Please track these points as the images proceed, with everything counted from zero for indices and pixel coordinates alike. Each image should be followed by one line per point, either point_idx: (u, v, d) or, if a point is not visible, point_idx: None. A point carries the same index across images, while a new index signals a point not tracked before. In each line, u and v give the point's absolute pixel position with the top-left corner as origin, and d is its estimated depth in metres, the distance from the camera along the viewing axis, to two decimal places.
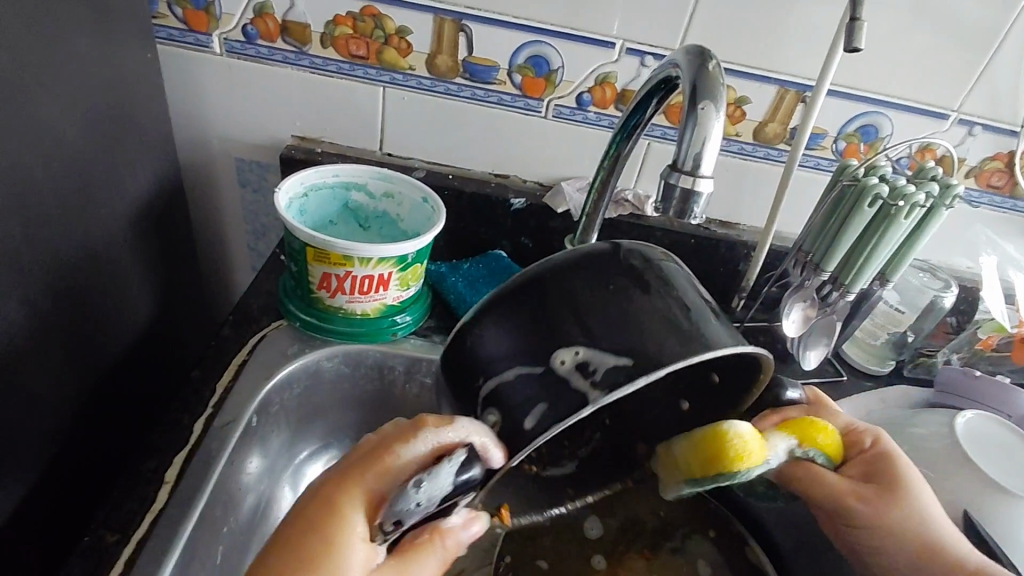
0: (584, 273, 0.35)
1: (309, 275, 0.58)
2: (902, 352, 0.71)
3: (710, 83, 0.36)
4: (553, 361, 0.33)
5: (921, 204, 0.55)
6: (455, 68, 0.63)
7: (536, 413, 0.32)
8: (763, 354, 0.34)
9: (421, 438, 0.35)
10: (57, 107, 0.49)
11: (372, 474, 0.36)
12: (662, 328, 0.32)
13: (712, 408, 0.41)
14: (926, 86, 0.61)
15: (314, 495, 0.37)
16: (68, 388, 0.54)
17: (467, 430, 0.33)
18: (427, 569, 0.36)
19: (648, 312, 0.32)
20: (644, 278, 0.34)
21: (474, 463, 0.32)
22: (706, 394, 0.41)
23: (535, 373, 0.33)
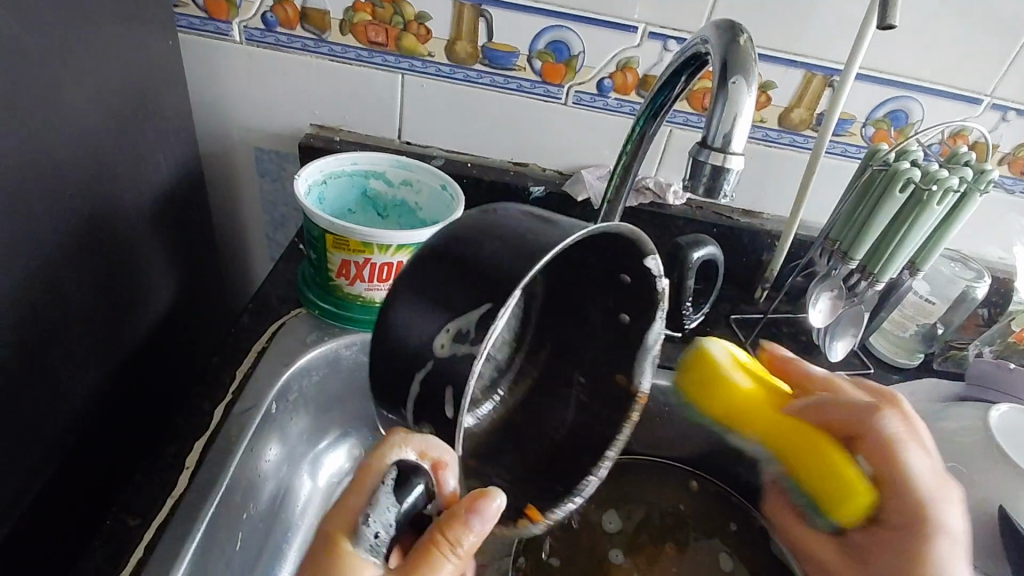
0: (439, 254, 0.32)
1: (328, 262, 0.58)
2: (932, 345, 0.69)
3: (740, 58, 0.35)
4: (433, 350, 0.30)
5: (955, 189, 0.54)
6: (474, 54, 0.62)
7: (450, 398, 0.30)
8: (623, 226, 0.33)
9: (388, 450, 0.34)
10: (80, 92, 0.49)
11: (351, 497, 0.35)
12: (511, 257, 0.30)
13: (639, 307, 0.38)
14: (959, 69, 0.59)
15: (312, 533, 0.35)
16: (91, 374, 0.54)
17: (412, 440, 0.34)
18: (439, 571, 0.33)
19: (513, 247, 0.31)
20: (486, 232, 0.32)
21: (421, 479, 0.34)
22: (614, 256, 0.36)
23: (428, 369, 0.30)
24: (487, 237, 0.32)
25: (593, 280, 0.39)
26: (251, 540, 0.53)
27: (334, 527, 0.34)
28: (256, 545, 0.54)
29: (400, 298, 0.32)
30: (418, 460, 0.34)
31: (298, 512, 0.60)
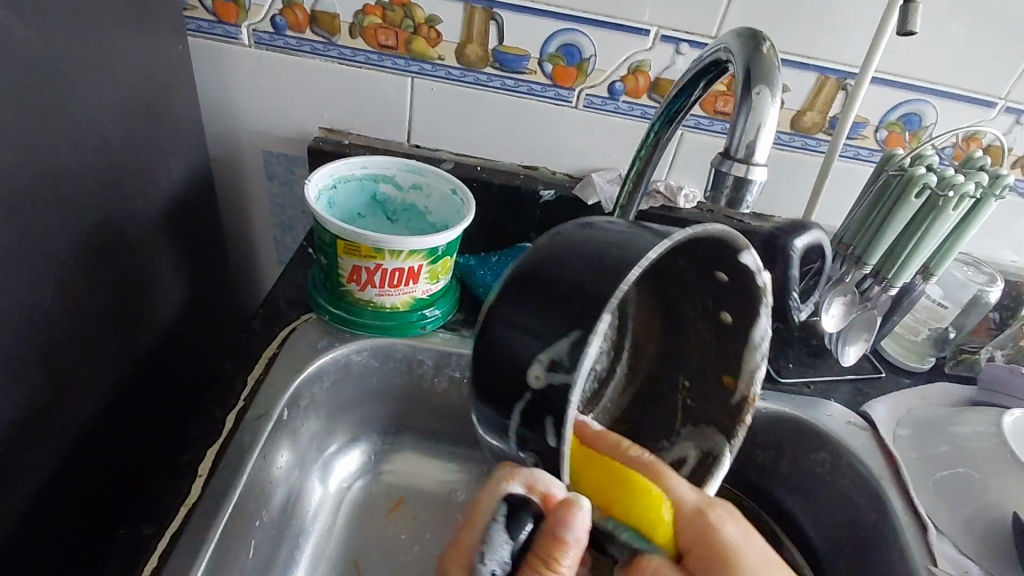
0: (532, 273, 0.34)
1: (339, 267, 0.58)
2: (943, 348, 0.68)
3: (765, 68, 0.35)
4: (528, 379, 0.33)
5: (971, 194, 0.54)
6: (484, 58, 0.62)
7: (552, 431, 0.33)
8: (720, 227, 0.35)
9: (496, 487, 0.37)
10: (91, 98, 0.49)
11: (464, 533, 0.38)
12: (599, 275, 0.32)
13: (741, 306, 0.41)
14: (973, 72, 0.59)
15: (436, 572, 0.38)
16: (102, 381, 0.54)
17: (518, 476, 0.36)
18: None
19: (594, 265, 0.33)
20: (568, 248, 0.35)
21: (529, 515, 0.36)
22: (708, 255, 0.39)
23: (527, 401, 0.33)
24: (572, 251, 0.34)
25: (688, 278, 0.43)
26: (263, 546, 0.53)
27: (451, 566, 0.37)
28: (268, 551, 0.54)
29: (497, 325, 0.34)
30: (527, 495, 0.36)
31: (308, 517, 0.60)
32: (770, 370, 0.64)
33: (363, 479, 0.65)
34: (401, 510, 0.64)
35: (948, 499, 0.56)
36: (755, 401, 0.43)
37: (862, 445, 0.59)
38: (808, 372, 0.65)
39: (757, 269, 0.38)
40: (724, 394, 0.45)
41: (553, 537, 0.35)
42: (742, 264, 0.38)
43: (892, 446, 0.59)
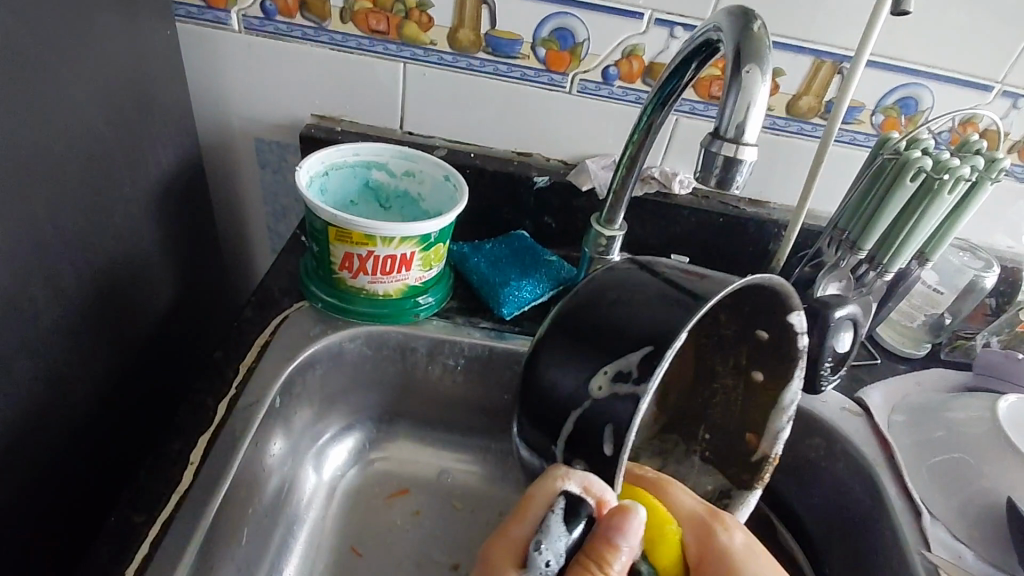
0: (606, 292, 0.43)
1: (331, 255, 0.57)
2: (939, 335, 0.68)
3: (754, 46, 0.35)
4: (591, 390, 0.40)
5: (967, 177, 0.53)
6: (477, 43, 0.61)
7: (609, 438, 0.39)
8: (771, 278, 0.41)
9: (551, 484, 0.40)
10: (78, 84, 0.49)
11: (512, 528, 0.40)
12: (670, 311, 0.39)
13: (775, 367, 0.48)
14: (971, 55, 0.58)
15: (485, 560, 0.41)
16: (92, 369, 0.54)
17: (571, 476, 0.39)
18: None
19: (664, 302, 0.40)
20: (636, 286, 0.42)
21: (582, 513, 0.39)
22: (758, 313, 0.46)
23: (585, 408, 0.40)
24: (643, 286, 0.42)
25: (724, 335, 0.50)
26: (256, 535, 0.53)
27: (501, 559, 0.39)
28: (261, 539, 0.54)
29: (557, 356, 0.42)
30: (583, 494, 0.39)
31: (302, 505, 0.60)
32: None
33: (356, 468, 0.65)
34: (405, 499, 0.64)
35: (941, 484, 0.56)
36: (773, 460, 0.51)
37: (856, 430, 0.59)
38: None
39: (801, 331, 0.45)
40: (747, 451, 0.52)
41: (604, 538, 0.38)
42: (790, 323, 0.45)
43: (886, 432, 0.59)
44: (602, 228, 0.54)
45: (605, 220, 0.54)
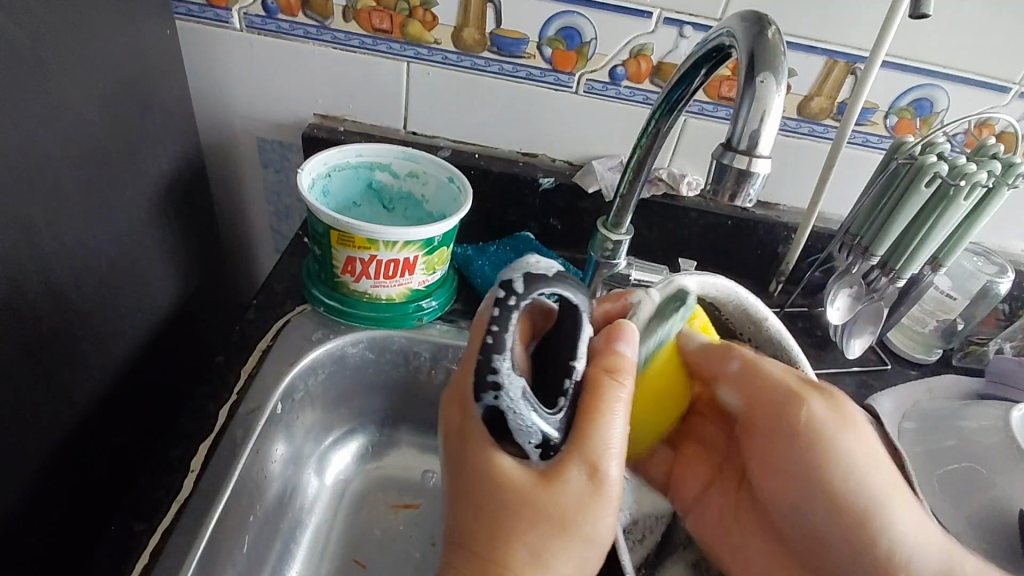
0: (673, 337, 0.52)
1: (333, 258, 0.56)
2: (951, 341, 0.67)
3: (769, 53, 0.33)
4: (508, 294, 0.36)
5: (983, 183, 0.52)
6: (481, 42, 0.60)
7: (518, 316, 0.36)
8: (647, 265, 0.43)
9: (479, 328, 0.37)
10: (75, 87, 0.48)
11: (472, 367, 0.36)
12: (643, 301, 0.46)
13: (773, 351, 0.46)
14: (992, 55, 0.56)
15: (462, 461, 0.36)
16: (92, 375, 0.54)
17: (499, 323, 0.36)
18: (614, 428, 0.36)
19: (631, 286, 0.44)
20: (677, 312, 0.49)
21: (502, 346, 0.35)
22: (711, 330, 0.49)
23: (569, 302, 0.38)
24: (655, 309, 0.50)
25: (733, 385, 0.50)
26: (258, 541, 0.53)
27: (470, 408, 0.36)
28: (263, 544, 0.53)
29: None
30: (504, 333, 0.36)
31: (305, 510, 0.59)
32: None
33: (360, 472, 0.64)
34: (411, 510, 0.63)
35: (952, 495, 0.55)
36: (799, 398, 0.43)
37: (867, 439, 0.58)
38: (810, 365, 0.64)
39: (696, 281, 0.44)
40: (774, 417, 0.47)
41: (599, 378, 0.37)
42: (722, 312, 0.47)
43: (897, 440, 0.58)
44: (608, 233, 0.52)
45: (612, 225, 0.52)
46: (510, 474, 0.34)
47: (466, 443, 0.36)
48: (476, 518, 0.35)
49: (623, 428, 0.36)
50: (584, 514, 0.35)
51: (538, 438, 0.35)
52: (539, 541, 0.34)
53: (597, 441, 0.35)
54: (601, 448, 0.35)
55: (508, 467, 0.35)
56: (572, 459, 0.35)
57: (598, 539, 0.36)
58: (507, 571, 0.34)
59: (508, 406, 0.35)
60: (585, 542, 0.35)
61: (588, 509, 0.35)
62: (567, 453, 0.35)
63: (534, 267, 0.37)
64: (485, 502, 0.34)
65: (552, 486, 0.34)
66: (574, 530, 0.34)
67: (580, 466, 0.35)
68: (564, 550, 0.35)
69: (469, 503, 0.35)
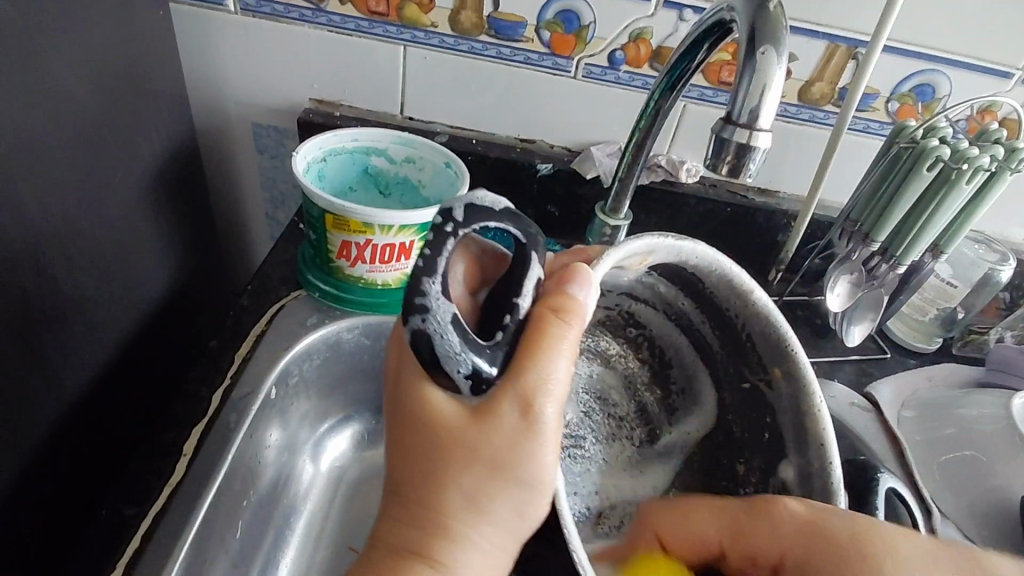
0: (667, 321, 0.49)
1: (328, 243, 0.56)
2: (951, 329, 0.67)
3: (770, 25, 0.33)
4: (447, 220, 0.33)
5: (986, 167, 0.51)
6: (479, 25, 0.59)
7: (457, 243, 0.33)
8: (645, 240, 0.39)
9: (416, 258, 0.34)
10: (68, 67, 0.47)
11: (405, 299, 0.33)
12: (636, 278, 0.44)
13: (772, 350, 0.44)
14: (996, 40, 0.56)
15: (398, 400, 0.34)
16: (83, 358, 0.53)
17: (434, 247, 0.33)
18: (553, 366, 0.33)
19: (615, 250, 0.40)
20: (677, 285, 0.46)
21: (434, 270, 0.32)
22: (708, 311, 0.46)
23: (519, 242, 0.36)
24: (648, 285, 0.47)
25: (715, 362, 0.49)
26: (251, 527, 0.52)
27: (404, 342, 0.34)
28: (256, 531, 0.53)
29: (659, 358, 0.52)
30: (438, 257, 0.32)
31: (299, 496, 0.59)
32: None
33: (355, 459, 0.64)
34: None
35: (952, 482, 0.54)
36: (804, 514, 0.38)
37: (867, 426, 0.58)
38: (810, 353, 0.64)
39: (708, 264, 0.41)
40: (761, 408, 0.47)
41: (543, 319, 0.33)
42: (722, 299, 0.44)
43: (896, 428, 0.58)
44: (606, 218, 0.52)
45: (609, 210, 0.51)
46: (441, 410, 0.33)
47: (403, 380, 0.35)
48: (409, 462, 0.33)
49: (566, 365, 0.33)
50: (519, 454, 0.32)
51: (468, 369, 0.32)
52: (471, 484, 0.32)
53: (535, 377, 0.32)
54: (539, 385, 0.32)
55: (439, 401, 0.33)
56: (505, 395, 0.32)
57: (538, 483, 0.33)
58: (438, 515, 0.32)
59: (436, 329, 0.31)
60: (522, 486, 0.33)
61: (520, 448, 0.32)
62: (499, 390, 0.32)
63: (482, 199, 0.35)
64: (415, 441, 0.33)
65: (482, 423, 0.32)
66: (506, 470, 0.32)
67: (515, 404, 0.32)
68: (498, 492, 0.32)
69: (402, 444, 0.33)
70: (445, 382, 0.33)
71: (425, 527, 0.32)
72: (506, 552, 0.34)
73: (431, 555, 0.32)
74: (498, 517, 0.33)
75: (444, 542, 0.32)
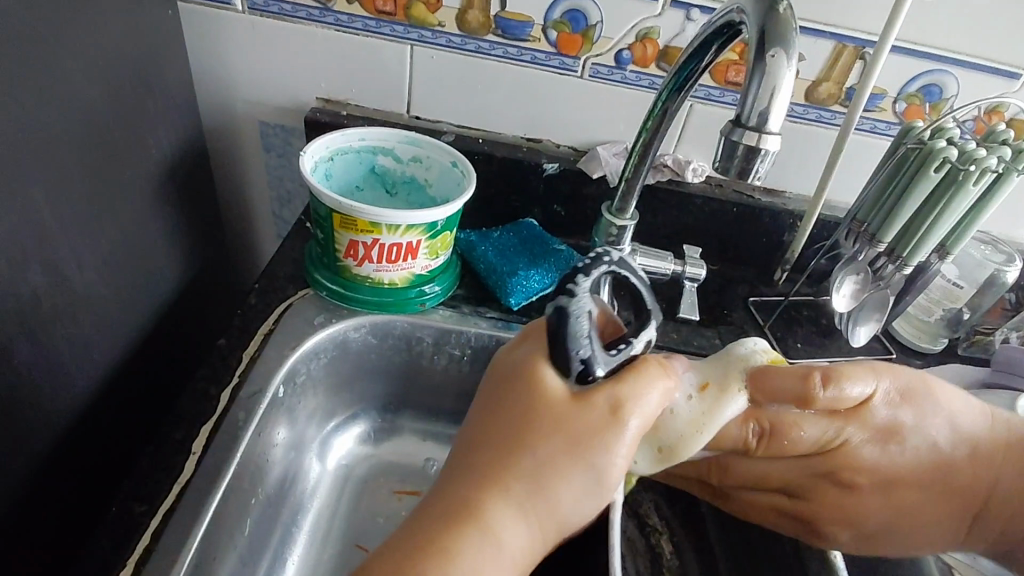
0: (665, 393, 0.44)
1: (335, 242, 0.56)
2: (956, 330, 0.67)
3: (781, 27, 0.33)
4: (608, 255, 0.39)
5: (993, 169, 0.52)
6: (486, 24, 0.59)
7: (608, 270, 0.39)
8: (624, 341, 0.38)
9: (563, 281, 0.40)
10: (78, 67, 0.47)
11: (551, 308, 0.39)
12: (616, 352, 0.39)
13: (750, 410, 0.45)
14: (1004, 41, 0.56)
15: (504, 368, 0.38)
16: (93, 357, 0.53)
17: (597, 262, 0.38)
18: (649, 391, 0.36)
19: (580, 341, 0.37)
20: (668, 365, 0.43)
21: (586, 274, 0.38)
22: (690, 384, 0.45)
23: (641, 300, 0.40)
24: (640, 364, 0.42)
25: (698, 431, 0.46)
26: (259, 524, 0.53)
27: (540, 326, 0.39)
28: (264, 529, 0.53)
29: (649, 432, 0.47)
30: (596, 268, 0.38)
31: (306, 494, 0.59)
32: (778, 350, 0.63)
33: (362, 458, 0.64)
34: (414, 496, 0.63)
35: None
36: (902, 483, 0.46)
37: None
38: (816, 353, 0.64)
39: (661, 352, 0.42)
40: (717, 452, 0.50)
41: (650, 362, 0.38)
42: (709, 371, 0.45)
43: None
44: (613, 218, 0.52)
45: (616, 210, 0.51)
46: (541, 384, 0.36)
47: (514, 352, 0.38)
48: (497, 423, 0.36)
49: (657, 399, 0.37)
50: (599, 445, 0.35)
51: (585, 356, 0.36)
52: (552, 457, 0.34)
53: (631, 386, 0.36)
54: (633, 396, 0.36)
55: (548, 376, 0.36)
56: (604, 391, 0.36)
57: (605, 482, 0.35)
58: (510, 470, 0.34)
59: (574, 311, 0.36)
60: (592, 478, 0.35)
61: (604, 440, 0.35)
62: (602, 385, 0.36)
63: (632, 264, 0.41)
64: (512, 405, 0.36)
65: (580, 407, 0.35)
66: (586, 454, 0.35)
67: (611, 403, 0.36)
68: (568, 475, 0.34)
69: (499, 403, 0.36)
70: (561, 366, 0.36)
71: (488, 480, 0.34)
72: (543, 546, 0.35)
73: (483, 517, 0.33)
74: (558, 499, 0.34)
75: (499, 495, 0.34)
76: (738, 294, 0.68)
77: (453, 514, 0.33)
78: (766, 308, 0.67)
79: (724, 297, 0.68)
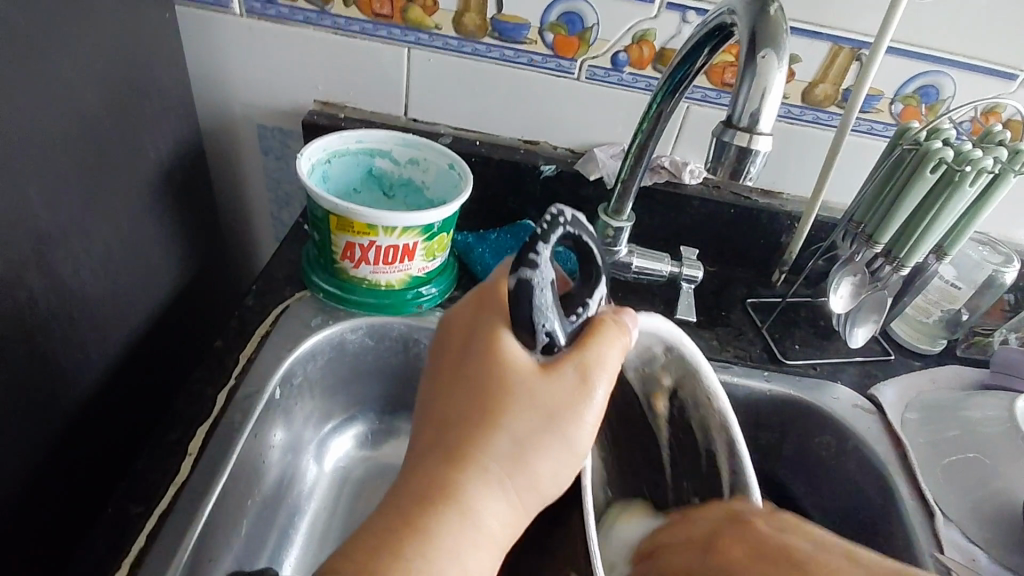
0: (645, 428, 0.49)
1: (332, 245, 0.56)
2: (955, 331, 0.67)
3: (771, 29, 0.33)
4: (564, 217, 0.37)
5: (989, 169, 0.51)
6: (483, 27, 0.60)
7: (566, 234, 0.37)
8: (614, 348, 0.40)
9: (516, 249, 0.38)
10: (76, 70, 0.48)
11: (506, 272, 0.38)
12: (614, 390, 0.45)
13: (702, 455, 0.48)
14: (1000, 42, 0.56)
15: (464, 346, 0.37)
16: (90, 358, 0.54)
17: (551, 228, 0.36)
18: (609, 354, 0.37)
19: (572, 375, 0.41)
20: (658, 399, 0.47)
21: (544, 245, 0.36)
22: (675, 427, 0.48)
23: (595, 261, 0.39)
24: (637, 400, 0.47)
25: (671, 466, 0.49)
26: (255, 526, 0.53)
27: (496, 296, 0.37)
28: (260, 530, 0.53)
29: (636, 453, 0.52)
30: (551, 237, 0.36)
31: (303, 496, 0.59)
32: (775, 352, 0.63)
33: (359, 461, 0.64)
34: None
35: (955, 483, 0.54)
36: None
37: (869, 429, 0.58)
38: (814, 355, 0.63)
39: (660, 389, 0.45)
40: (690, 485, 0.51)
41: (607, 323, 0.38)
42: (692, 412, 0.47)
43: (900, 432, 0.58)
44: (609, 219, 0.52)
45: (613, 212, 0.52)
46: (506, 361, 0.36)
47: (472, 330, 0.37)
48: (464, 405, 0.36)
49: (616, 356, 0.38)
50: (569, 414, 0.36)
51: (549, 331, 0.36)
52: (524, 431, 0.35)
53: (595, 351, 0.37)
54: (597, 361, 0.37)
55: (512, 352, 0.36)
56: (569, 360, 0.36)
57: (577, 447, 0.37)
58: (483, 451, 0.35)
59: (538, 286, 0.36)
60: (563, 444, 0.36)
61: (572, 407, 0.36)
62: (565, 355, 0.36)
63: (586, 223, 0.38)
64: (479, 385, 0.36)
65: (548, 379, 0.36)
66: (557, 423, 0.36)
67: (576, 370, 0.36)
68: (542, 445, 0.36)
69: (464, 384, 0.36)
70: (525, 340, 0.36)
71: (461, 464, 0.34)
72: (522, 518, 0.36)
73: (462, 499, 0.34)
74: (534, 470, 0.36)
75: (476, 478, 0.34)
76: (735, 295, 0.68)
77: (430, 499, 0.34)
78: (764, 310, 0.67)
79: (721, 299, 0.68)
